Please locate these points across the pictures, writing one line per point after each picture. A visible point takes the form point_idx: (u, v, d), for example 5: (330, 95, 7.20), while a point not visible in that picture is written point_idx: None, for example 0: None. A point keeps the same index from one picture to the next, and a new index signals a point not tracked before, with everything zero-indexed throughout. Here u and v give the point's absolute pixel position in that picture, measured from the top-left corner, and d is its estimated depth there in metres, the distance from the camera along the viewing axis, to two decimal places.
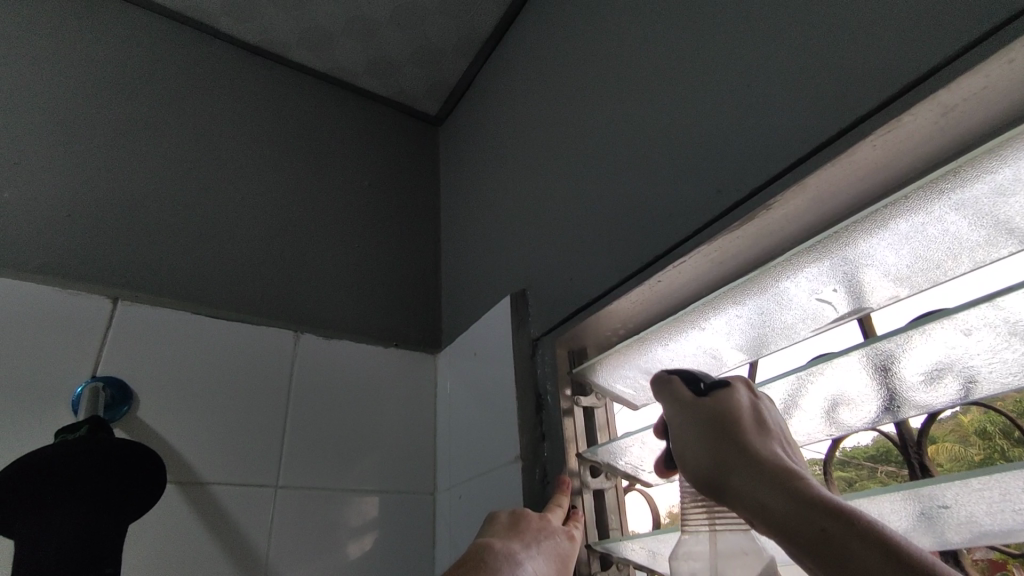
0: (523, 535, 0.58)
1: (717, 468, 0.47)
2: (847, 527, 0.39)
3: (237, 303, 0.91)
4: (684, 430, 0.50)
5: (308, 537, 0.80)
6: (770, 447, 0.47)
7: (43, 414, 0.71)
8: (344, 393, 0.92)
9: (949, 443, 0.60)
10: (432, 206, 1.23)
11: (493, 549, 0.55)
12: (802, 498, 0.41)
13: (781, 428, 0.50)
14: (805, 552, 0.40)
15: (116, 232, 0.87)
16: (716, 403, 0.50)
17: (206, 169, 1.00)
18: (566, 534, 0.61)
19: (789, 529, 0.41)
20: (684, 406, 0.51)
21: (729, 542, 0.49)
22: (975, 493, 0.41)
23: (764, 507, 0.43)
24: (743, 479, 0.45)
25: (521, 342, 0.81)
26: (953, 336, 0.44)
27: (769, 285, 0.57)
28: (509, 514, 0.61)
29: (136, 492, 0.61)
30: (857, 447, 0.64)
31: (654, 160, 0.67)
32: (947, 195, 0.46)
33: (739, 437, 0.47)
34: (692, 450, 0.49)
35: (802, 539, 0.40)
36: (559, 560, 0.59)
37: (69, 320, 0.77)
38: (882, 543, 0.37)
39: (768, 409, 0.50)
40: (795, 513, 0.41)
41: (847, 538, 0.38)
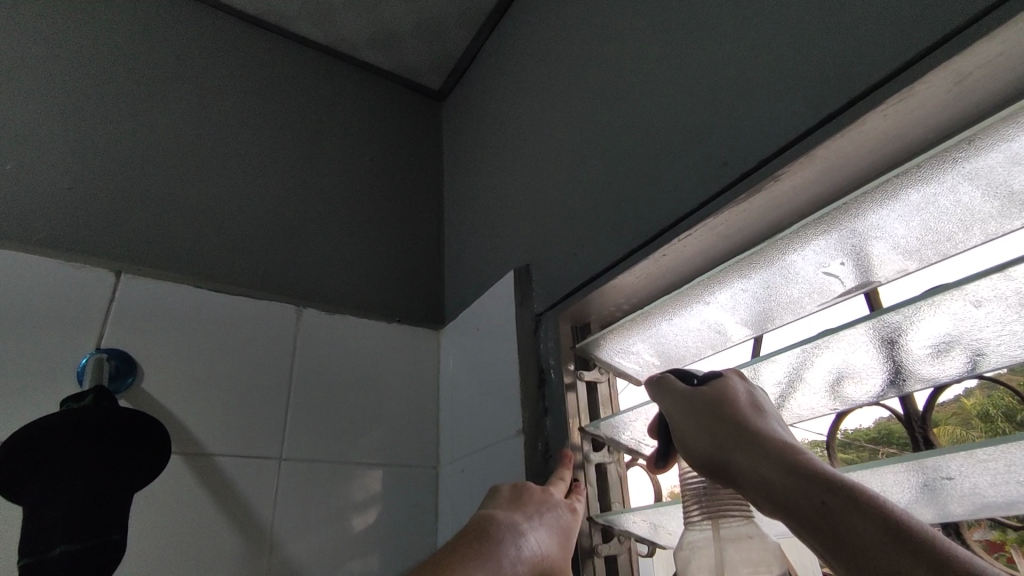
0: (526, 507, 0.58)
1: (716, 453, 0.47)
2: (845, 498, 0.39)
3: (239, 277, 0.91)
4: (680, 419, 0.50)
5: (313, 509, 0.81)
6: (767, 426, 0.46)
7: (48, 385, 0.72)
8: (348, 367, 0.93)
9: (950, 427, 0.60)
10: (436, 181, 1.22)
11: (496, 520, 0.55)
12: (800, 474, 0.41)
13: (776, 415, 0.50)
14: (807, 529, 0.40)
15: (118, 205, 0.87)
16: (708, 389, 0.50)
17: (206, 141, 0.99)
18: (568, 506, 0.61)
19: (791, 506, 0.41)
20: (681, 400, 0.51)
21: (733, 531, 0.49)
22: (979, 465, 0.41)
23: (765, 487, 0.43)
24: (744, 464, 0.45)
25: (524, 316, 0.81)
26: (963, 308, 0.44)
27: (775, 258, 0.56)
28: (511, 487, 0.61)
29: (144, 461, 0.62)
30: (859, 430, 0.64)
31: (660, 131, 0.66)
32: (961, 164, 0.45)
33: (734, 420, 0.47)
34: (689, 437, 0.49)
35: (803, 515, 0.40)
36: (563, 533, 0.59)
37: (74, 293, 0.77)
38: (880, 513, 0.37)
39: (762, 397, 0.50)
40: (800, 497, 0.40)
41: (846, 510, 0.38)
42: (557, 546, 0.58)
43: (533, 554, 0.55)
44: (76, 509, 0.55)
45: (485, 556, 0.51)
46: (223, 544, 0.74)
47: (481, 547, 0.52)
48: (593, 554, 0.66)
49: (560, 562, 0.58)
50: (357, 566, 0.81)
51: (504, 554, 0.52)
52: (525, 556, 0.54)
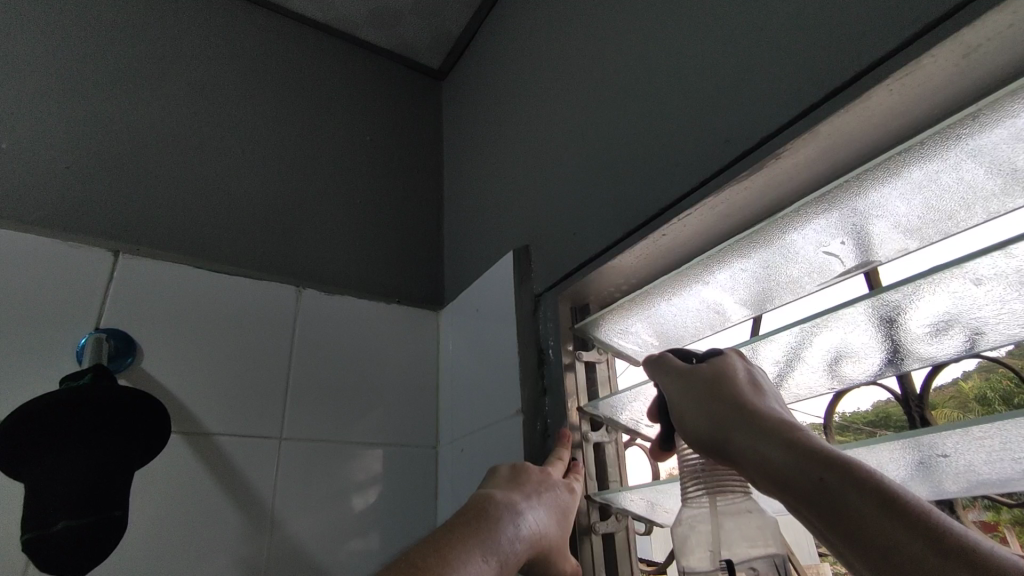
0: (524, 487, 0.58)
1: (716, 430, 0.47)
2: (842, 475, 0.39)
3: (237, 258, 0.91)
4: (679, 398, 0.50)
5: (313, 488, 0.82)
6: (765, 404, 0.47)
7: (49, 365, 0.72)
8: (347, 348, 0.93)
9: (947, 410, 0.60)
10: (435, 162, 1.21)
11: (495, 500, 0.55)
12: (798, 452, 0.41)
13: (776, 394, 0.50)
14: (803, 506, 0.40)
15: (116, 185, 0.86)
16: (708, 368, 0.49)
17: (202, 120, 0.98)
18: (566, 486, 0.62)
19: (789, 483, 0.41)
20: (680, 378, 0.51)
21: (731, 506, 0.49)
22: (974, 442, 0.40)
23: (764, 464, 0.43)
24: (743, 441, 0.45)
25: (524, 297, 0.81)
26: (962, 286, 0.43)
27: (776, 237, 0.55)
28: (510, 468, 0.62)
29: (147, 449, 0.63)
30: (857, 412, 0.64)
31: (662, 111, 0.65)
32: (964, 141, 0.44)
33: (733, 398, 0.47)
34: (689, 415, 0.49)
35: (800, 492, 0.40)
36: (560, 512, 0.60)
37: (73, 273, 0.76)
38: (876, 488, 0.37)
39: (760, 375, 0.50)
40: (800, 474, 0.40)
41: (843, 487, 0.38)
42: (554, 525, 0.58)
43: (530, 533, 0.55)
44: (80, 490, 0.55)
45: (484, 533, 0.51)
46: (224, 522, 0.74)
47: (482, 525, 0.51)
48: (591, 532, 0.66)
49: (558, 540, 0.58)
50: (357, 545, 0.82)
51: (503, 532, 0.52)
52: (523, 534, 0.54)
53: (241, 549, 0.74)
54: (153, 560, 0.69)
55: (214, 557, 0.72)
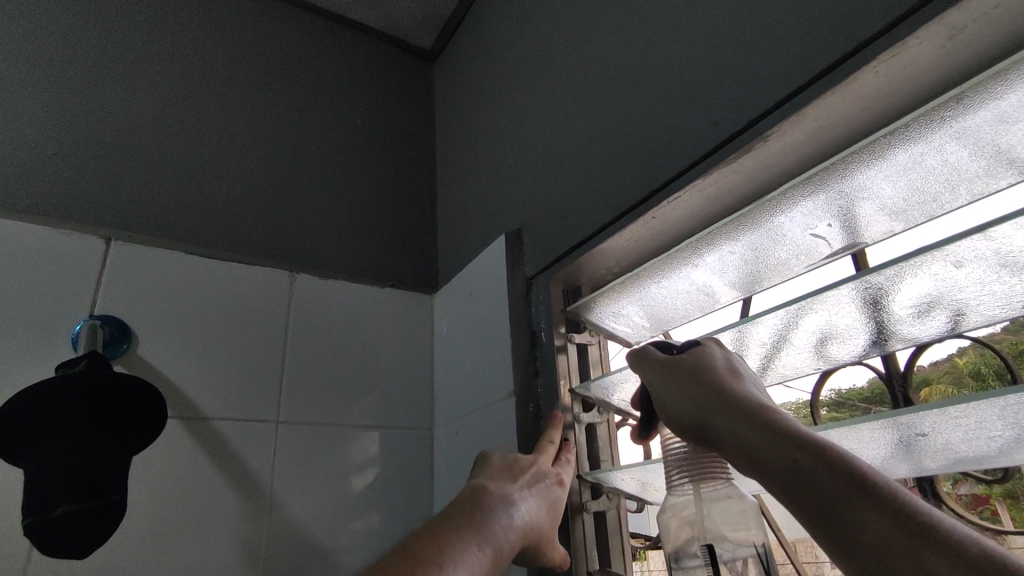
0: (517, 477, 0.59)
1: (697, 416, 0.47)
2: (818, 457, 0.40)
3: (230, 243, 0.91)
4: (659, 385, 0.50)
5: (310, 470, 0.83)
6: (745, 389, 0.47)
7: (44, 352, 0.72)
8: (342, 332, 0.93)
9: (941, 386, 0.61)
10: (427, 144, 1.21)
11: (488, 491, 0.56)
12: (776, 435, 0.42)
13: (754, 379, 0.51)
14: (780, 488, 0.41)
15: (106, 171, 0.86)
16: (688, 356, 0.50)
17: (191, 103, 0.97)
18: (557, 477, 0.63)
19: (767, 467, 0.42)
20: (661, 367, 0.51)
21: (715, 493, 0.50)
22: (952, 421, 0.41)
23: (743, 449, 0.43)
24: (723, 426, 0.45)
25: (516, 280, 0.81)
26: (944, 269, 0.44)
27: (764, 220, 0.56)
28: (502, 457, 0.63)
29: (142, 434, 0.63)
30: (852, 389, 0.65)
31: (651, 92, 0.65)
32: (949, 123, 0.44)
33: (712, 384, 0.47)
34: (670, 402, 0.49)
35: (777, 475, 0.41)
36: (551, 504, 0.61)
37: (64, 261, 0.76)
38: (851, 469, 0.38)
39: (739, 362, 0.51)
40: (777, 457, 0.41)
41: (819, 469, 0.39)
42: (546, 515, 0.59)
43: (523, 524, 0.55)
44: (70, 473, 0.55)
45: (479, 523, 0.52)
46: (223, 504, 0.76)
47: (476, 516, 0.52)
48: (582, 511, 0.68)
49: (549, 531, 0.59)
50: (355, 528, 0.84)
51: (497, 523, 0.53)
52: (517, 525, 0.55)
53: (242, 532, 0.76)
54: (154, 542, 0.71)
55: (215, 538, 0.74)
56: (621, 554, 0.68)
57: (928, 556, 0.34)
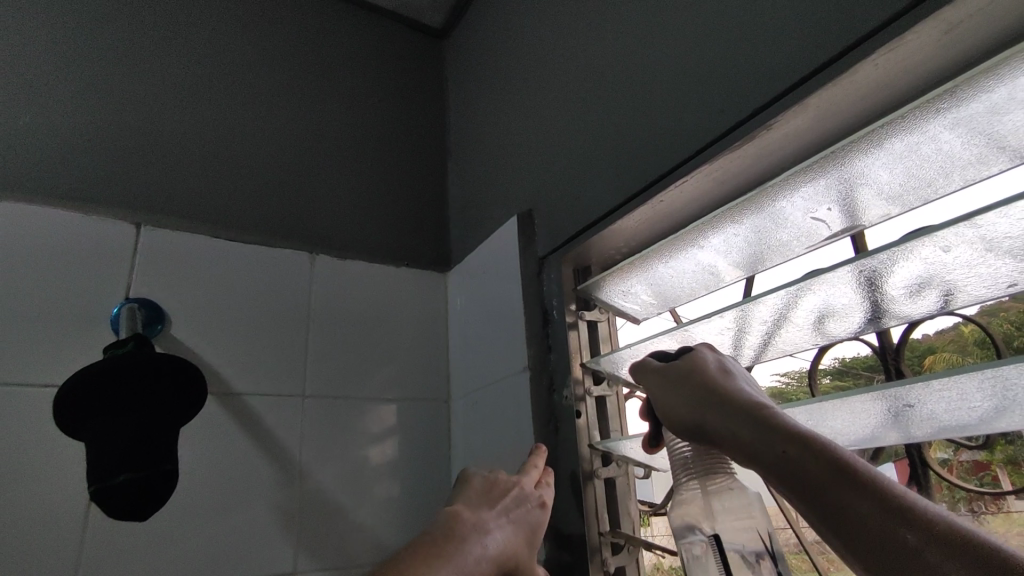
0: (495, 503, 0.59)
1: (696, 420, 0.50)
2: (805, 448, 0.43)
3: (252, 226, 0.94)
4: (657, 392, 0.53)
5: (335, 442, 0.88)
6: (737, 388, 0.50)
7: (86, 333, 0.76)
8: (361, 310, 0.98)
9: (947, 354, 0.62)
10: (438, 123, 1.23)
11: (462, 518, 0.55)
12: (767, 429, 0.45)
13: (747, 375, 0.53)
14: (774, 479, 0.44)
15: (132, 157, 0.89)
16: (681, 363, 0.52)
17: (210, 88, 0.99)
18: (538, 501, 0.62)
19: (761, 461, 0.45)
20: (658, 375, 0.54)
21: (719, 487, 0.51)
22: (936, 393, 0.45)
23: (739, 444, 0.46)
24: (720, 427, 0.48)
25: (529, 261, 0.85)
26: (934, 253, 0.47)
27: (766, 205, 0.59)
28: (483, 480, 0.62)
29: (181, 420, 0.66)
30: (856, 357, 0.67)
31: (660, 78, 0.67)
32: (944, 114, 0.47)
33: (705, 385, 0.50)
34: (671, 409, 0.52)
35: (771, 468, 0.44)
36: (530, 530, 0.60)
37: (98, 246, 0.80)
38: (834, 459, 0.41)
39: (731, 362, 0.53)
40: (768, 453, 0.44)
41: (806, 459, 0.42)
42: (523, 542, 0.58)
43: (498, 551, 0.55)
44: (109, 446, 0.59)
45: (452, 551, 0.52)
46: (257, 473, 0.81)
47: (449, 545, 0.52)
48: (593, 477, 0.72)
49: (526, 558, 0.58)
50: (379, 495, 0.89)
51: (470, 552, 0.53)
52: (490, 553, 0.54)
53: (275, 500, 0.81)
54: (196, 508, 0.76)
55: (251, 504, 0.79)
56: (629, 517, 0.73)
57: (905, 533, 0.38)
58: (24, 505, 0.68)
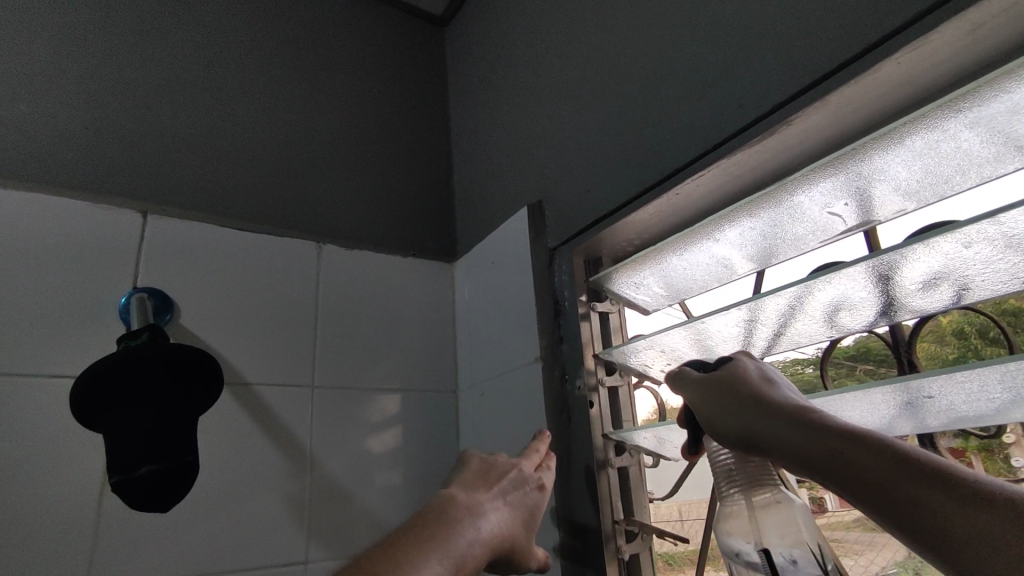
0: (492, 485, 0.58)
1: (742, 428, 0.50)
2: (860, 445, 0.43)
3: (258, 215, 0.94)
4: (700, 402, 0.54)
5: (343, 431, 0.88)
6: (781, 395, 0.50)
7: (94, 322, 0.76)
8: (367, 300, 0.97)
9: (926, 344, 0.61)
10: (440, 112, 1.22)
11: (456, 501, 0.53)
12: (817, 432, 0.45)
13: (790, 384, 0.53)
14: (833, 481, 0.44)
15: (135, 144, 0.87)
16: (723, 373, 0.53)
17: (212, 75, 0.97)
18: (536, 483, 0.62)
19: (815, 464, 0.45)
20: (700, 386, 0.54)
21: (764, 500, 0.51)
22: (957, 385, 0.46)
23: (790, 452, 0.46)
24: (768, 433, 0.48)
25: (539, 252, 0.85)
26: (954, 248, 0.48)
27: (784, 199, 0.59)
28: (480, 462, 0.61)
29: (197, 416, 0.67)
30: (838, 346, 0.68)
31: (674, 72, 0.68)
32: (965, 113, 0.47)
33: (751, 394, 0.51)
34: (717, 419, 0.52)
35: (827, 470, 0.44)
36: (527, 512, 0.59)
37: (104, 235, 0.79)
38: (892, 451, 0.41)
39: (772, 371, 0.54)
40: (823, 453, 0.44)
41: (864, 456, 0.42)
42: (518, 523, 0.58)
43: (493, 533, 0.53)
44: (129, 439, 0.59)
45: (446, 533, 0.49)
46: (268, 463, 0.81)
47: (440, 527, 0.49)
48: (606, 466, 0.73)
49: (521, 539, 0.58)
50: (388, 485, 0.90)
51: (463, 534, 0.50)
52: (483, 537, 0.52)
53: (287, 490, 0.81)
54: (209, 498, 0.76)
55: (262, 494, 0.79)
56: (642, 505, 0.74)
57: (987, 522, 0.37)
58: (36, 496, 0.67)
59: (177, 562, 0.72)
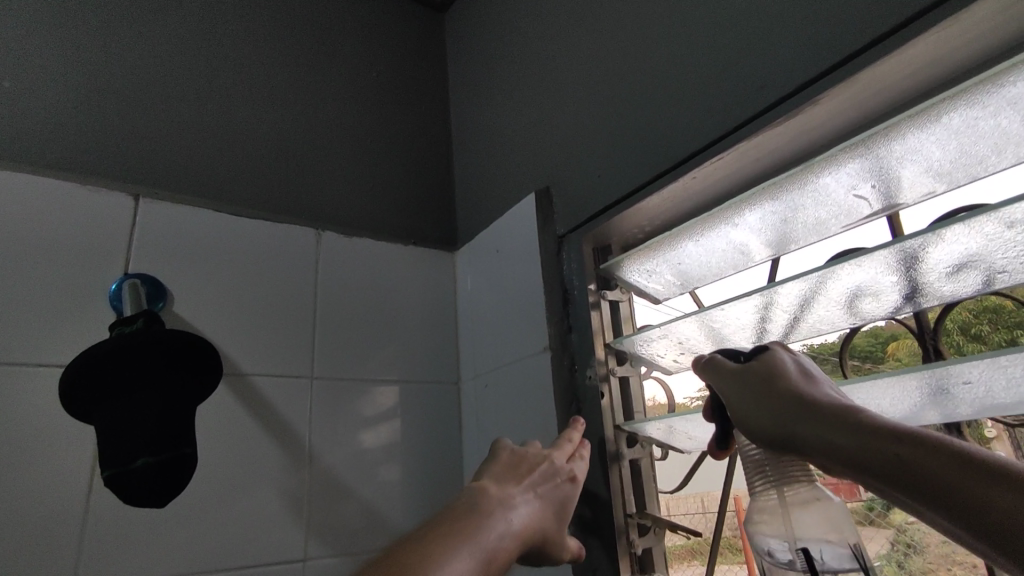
0: (523, 479, 0.56)
1: (782, 427, 0.48)
2: (916, 445, 0.41)
3: (254, 201, 0.90)
4: (735, 397, 0.51)
5: (343, 425, 0.85)
6: (821, 392, 0.48)
7: (82, 310, 0.72)
8: (367, 289, 0.94)
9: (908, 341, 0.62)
10: (440, 98, 1.19)
11: (488, 493, 0.51)
12: (867, 432, 0.43)
13: (828, 380, 0.52)
14: (888, 484, 0.42)
15: (125, 125, 0.83)
16: (759, 366, 0.51)
17: (205, 54, 0.94)
18: (568, 474, 0.60)
19: (867, 465, 0.43)
20: (734, 379, 0.52)
21: (801, 496, 0.50)
22: (998, 369, 0.45)
23: (838, 452, 0.44)
24: (811, 431, 0.46)
25: (547, 240, 0.83)
26: (996, 230, 0.46)
27: (809, 180, 0.57)
28: (510, 454, 0.59)
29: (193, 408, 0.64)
30: (824, 343, 0.68)
31: (691, 51, 0.66)
32: (1006, 89, 0.46)
33: (791, 390, 0.49)
34: (754, 416, 0.50)
35: (881, 471, 0.42)
36: (559, 504, 0.57)
37: (93, 218, 0.75)
38: (953, 452, 0.40)
39: (808, 365, 0.52)
40: (875, 453, 0.42)
41: (922, 457, 0.40)
42: (551, 519, 0.55)
43: (524, 526, 0.51)
44: (128, 434, 0.56)
45: (479, 525, 0.47)
46: (266, 458, 0.78)
47: (472, 520, 0.47)
48: (618, 458, 0.71)
49: (552, 531, 0.55)
50: (389, 480, 0.87)
51: (495, 527, 0.48)
52: (516, 530, 0.50)
53: (285, 485, 0.78)
54: (203, 494, 0.72)
55: (259, 491, 0.76)
56: (653, 498, 0.72)
57: None
58: (21, 492, 0.64)
59: (172, 562, 0.69)
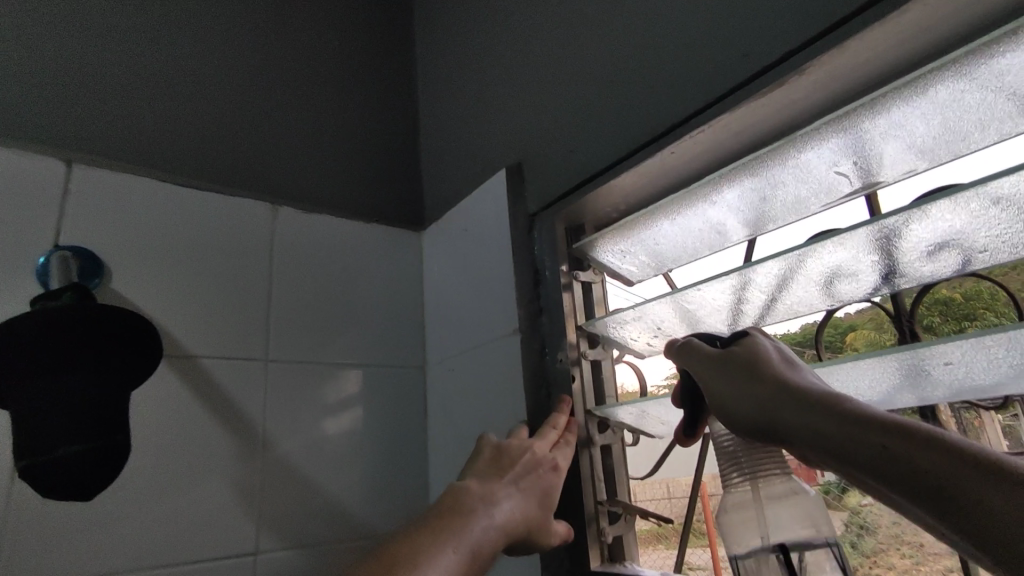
0: (506, 471, 0.55)
1: (762, 412, 0.46)
2: (902, 436, 0.38)
3: (203, 171, 0.84)
4: (714, 382, 0.50)
5: (300, 410, 0.81)
6: (803, 377, 0.46)
7: (7, 284, 0.65)
8: (327, 268, 0.89)
9: (866, 331, 0.63)
10: (407, 69, 1.14)
11: (468, 491, 0.51)
12: (851, 420, 0.41)
13: (809, 366, 0.50)
14: (871, 474, 0.40)
15: (58, 82, 0.76)
16: (739, 350, 0.49)
17: (150, 10, 0.86)
18: (552, 464, 0.58)
19: (850, 454, 0.41)
20: (713, 363, 0.50)
21: (776, 490, 0.49)
22: (981, 348, 0.43)
23: (820, 440, 0.42)
24: (791, 417, 0.44)
25: (518, 218, 0.79)
26: (981, 205, 0.45)
27: (790, 155, 0.55)
28: (493, 448, 0.58)
29: None
30: (787, 334, 0.70)
31: (671, 19, 0.63)
32: (995, 60, 0.44)
33: (771, 375, 0.47)
34: (734, 401, 0.48)
35: (865, 462, 0.40)
36: (542, 493, 0.56)
37: (20, 183, 0.69)
38: (941, 445, 0.37)
39: (789, 350, 0.50)
40: (860, 443, 0.40)
41: (908, 449, 0.38)
42: (535, 507, 0.55)
43: (508, 521, 0.51)
44: None
45: (460, 525, 0.48)
46: (214, 445, 0.73)
47: (455, 517, 0.48)
48: (589, 444, 0.68)
49: (539, 521, 0.55)
50: (348, 468, 0.83)
51: (477, 523, 0.49)
52: (499, 524, 0.50)
53: (235, 475, 0.73)
54: (144, 484, 0.67)
55: (207, 481, 0.71)
56: (624, 484, 0.70)
57: None
58: None
59: (107, 557, 0.64)
